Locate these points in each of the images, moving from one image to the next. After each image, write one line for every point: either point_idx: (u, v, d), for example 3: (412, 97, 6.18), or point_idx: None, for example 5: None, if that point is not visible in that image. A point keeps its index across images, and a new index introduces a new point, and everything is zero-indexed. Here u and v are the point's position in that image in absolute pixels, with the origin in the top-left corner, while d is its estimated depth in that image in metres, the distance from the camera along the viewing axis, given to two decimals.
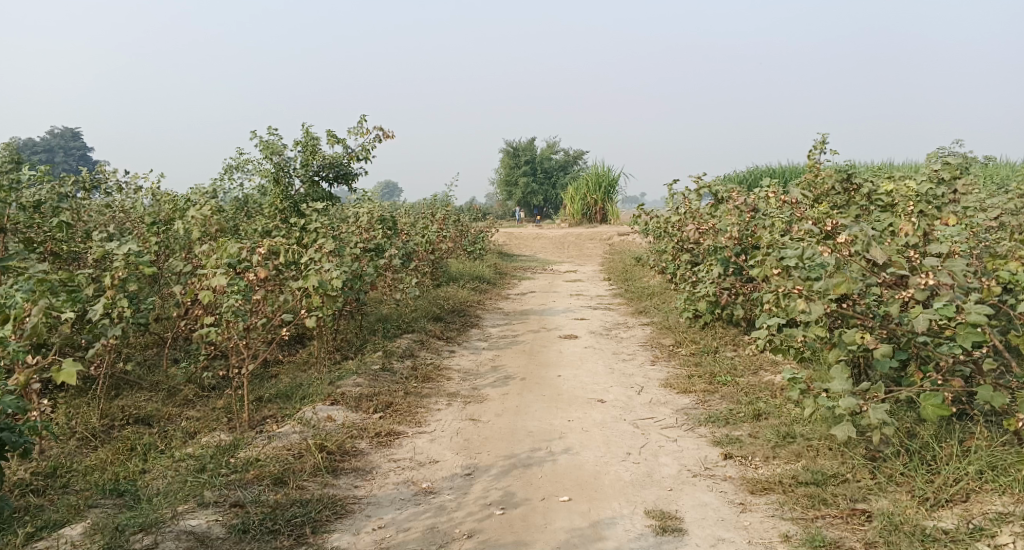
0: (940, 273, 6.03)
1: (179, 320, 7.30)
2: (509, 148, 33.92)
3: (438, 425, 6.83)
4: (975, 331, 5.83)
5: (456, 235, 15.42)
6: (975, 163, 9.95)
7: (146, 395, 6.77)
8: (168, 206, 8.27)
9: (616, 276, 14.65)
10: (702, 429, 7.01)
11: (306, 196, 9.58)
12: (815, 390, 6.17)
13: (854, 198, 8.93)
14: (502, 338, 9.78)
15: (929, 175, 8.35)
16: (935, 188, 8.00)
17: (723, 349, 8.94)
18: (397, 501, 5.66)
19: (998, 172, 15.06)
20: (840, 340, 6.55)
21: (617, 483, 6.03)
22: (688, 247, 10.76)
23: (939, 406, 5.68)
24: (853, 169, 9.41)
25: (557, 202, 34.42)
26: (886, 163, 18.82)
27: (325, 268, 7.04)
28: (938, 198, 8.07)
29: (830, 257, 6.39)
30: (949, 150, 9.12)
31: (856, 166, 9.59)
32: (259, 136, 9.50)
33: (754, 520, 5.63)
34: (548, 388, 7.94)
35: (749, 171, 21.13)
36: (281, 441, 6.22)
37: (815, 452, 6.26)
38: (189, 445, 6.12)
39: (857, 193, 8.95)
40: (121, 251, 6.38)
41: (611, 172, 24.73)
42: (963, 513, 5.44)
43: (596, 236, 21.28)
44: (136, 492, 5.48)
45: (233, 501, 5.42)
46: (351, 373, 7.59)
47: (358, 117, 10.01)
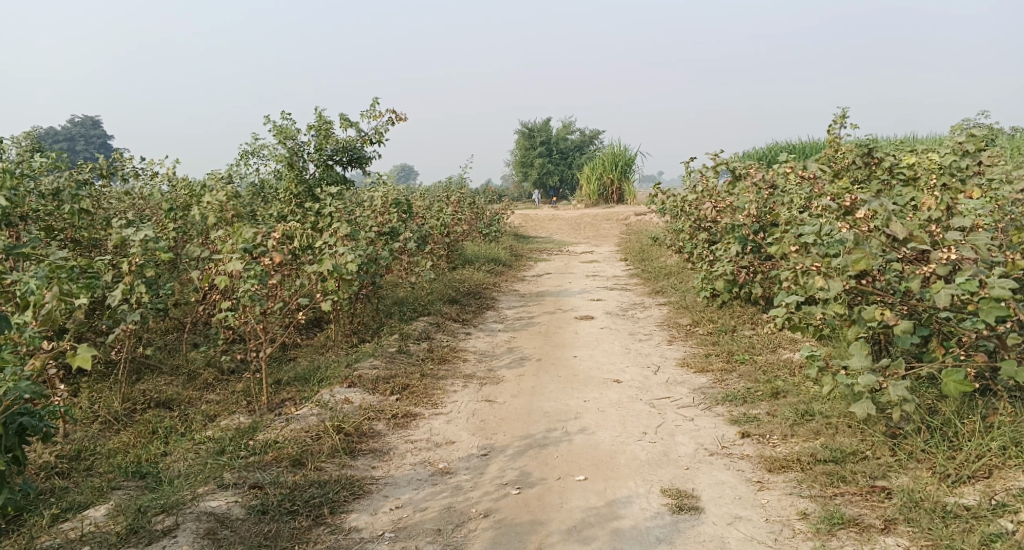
0: (962, 247, 6.00)
1: (198, 305, 7.36)
2: (524, 129, 33.84)
3: (455, 406, 6.87)
4: (999, 306, 5.80)
5: (472, 218, 15.44)
6: (1000, 135, 9.85)
7: (167, 379, 6.85)
8: (185, 192, 8.32)
9: (632, 256, 14.63)
10: (719, 408, 7.02)
11: (320, 180, 9.62)
12: (834, 367, 6.16)
13: (875, 171, 8.91)
14: (518, 320, 9.81)
15: (954, 147, 8.33)
16: (959, 160, 7.94)
17: (740, 327, 8.93)
18: (414, 481, 5.71)
19: (1023, 144, 14.87)
20: (859, 317, 6.53)
21: (633, 462, 6.06)
22: (705, 225, 10.73)
23: (961, 383, 5.66)
24: (875, 143, 9.38)
25: (574, 183, 34.35)
26: (906, 137, 18.62)
27: (341, 252, 7.08)
28: (962, 171, 8.03)
29: (849, 233, 6.35)
30: (974, 122, 9.06)
31: (877, 140, 9.55)
32: (272, 121, 9.53)
33: (771, 499, 5.64)
34: (564, 369, 7.96)
35: (768, 148, 20.99)
36: (299, 423, 6.27)
37: (834, 430, 6.25)
38: (209, 428, 6.19)
39: (878, 167, 8.92)
40: (138, 237, 6.42)
41: (628, 152, 24.64)
42: (985, 489, 5.43)
43: (613, 216, 21.24)
44: (157, 474, 5.56)
45: (252, 483, 5.48)
46: (368, 355, 7.65)
47: (372, 100, 10.02)
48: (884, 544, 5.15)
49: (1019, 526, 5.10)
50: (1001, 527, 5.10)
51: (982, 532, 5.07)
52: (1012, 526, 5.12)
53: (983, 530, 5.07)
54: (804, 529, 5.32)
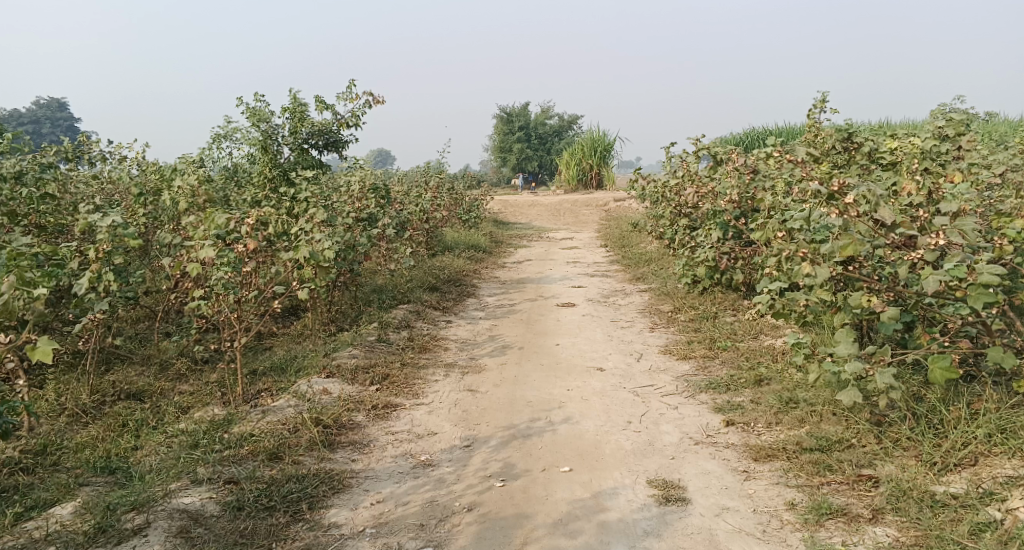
0: (951, 232, 5.91)
1: (171, 293, 7.17)
2: (503, 114, 33.64)
3: (436, 396, 6.72)
4: (987, 292, 5.71)
5: (450, 204, 15.27)
6: (978, 119, 9.81)
7: (138, 370, 6.67)
8: (156, 176, 8.09)
9: (612, 242, 14.53)
10: (703, 396, 6.92)
11: (295, 164, 9.41)
12: (819, 354, 6.07)
13: (854, 156, 8.81)
14: (499, 307, 9.67)
15: (934, 132, 8.28)
16: (940, 144, 7.87)
17: (722, 314, 8.85)
18: (395, 474, 5.57)
19: (996, 128, 14.90)
20: (845, 303, 6.45)
21: (618, 452, 5.95)
22: (685, 211, 10.65)
23: (948, 369, 5.58)
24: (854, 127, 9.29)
25: (552, 168, 34.20)
26: (884, 122, 18.66)
27: (317, 238, 6.90)
28: (943, 155, 7.97)
29: (837, 218, 6.25)
30: (952, 106, 9.00)
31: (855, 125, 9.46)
32: (245, 103, 9.30)
33: (759, 489, 5.55)
34: (546, 357, 7.84)
35: (745, 133, 20.95)
36: (275, 416, 6.11)
37: (819, 417, 6.17)
38: (182, 420, 6.01)
39: (858, 152, 8.81)
40: (106, 223, 6.20)
41: (607, 137, 24.52)
42: (973, 477, 5.36)
43: (592, 202, 21.13)
44: (127, 469, 5.39)
45: (227, 478, 5.32)
46: (347, 344, 7.49)
47: (348, 83, 9.82)
48: (873, 534, 5.07)
49: (1009, 515, 5.04)
50: (990, 515, 5.03)
51: (971, 521, 5.00)
52: (1002, 515, 5.06)
53: (972, 519, 5.00)
54: (793, 520, 5.24)
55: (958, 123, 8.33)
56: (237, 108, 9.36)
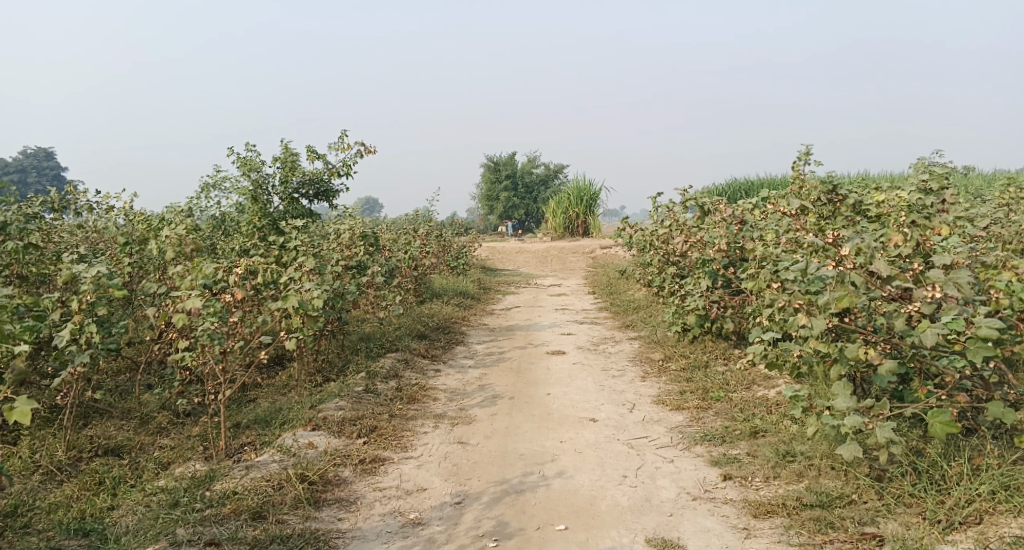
0: (947, 285, 5.82)
1: (153, 344, 6.98)
2: (489, 162, 33.76)
3: (426, 449, 6.53)
4: (986, 346, 5.61)
5: (438, 251, 15.15)
6: (958, 172, 9.85)
7: (117, 424, 6.45)
8: (142, 225, 7.94)
9: (600, 289, 14.42)
10: (698, 448, 6.75)
11: (285, 213, 9.29)
12: (818, 408, 5.92)
13: (839, 209, 8.41)
14: (488, 355, 9.50)
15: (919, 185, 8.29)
16: (926, 197, 7.75)
17: (714, 363, 8.71)
18: (384, 534, 5.36)
19: (976, 180, 15.00)
20: (841, 354, 6.33)
21: (614, 509, 5.76)
22: (674, 259, 10.56)
23: (949, 424, 5.44)
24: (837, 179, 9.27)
25: (539, 216, 34.24)
26: (865, 174, 18.78)
27: (306, 288, 6.77)
28: (928, 209, 7.76)
29: (832, 269, 6.15)
30: (932, 163, 9.04)
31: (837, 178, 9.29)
32: (235, 152, 9.18)
33: (760, 547, 5.37)
34: (537, 407, 7.66)
35: (729, 183, 21.04)
36: (259, 471, 5.89)
37: (817, 471, 6.01)
38: (162, 477, 5.80)
39: (842, 204, 8.37)
40: (90, 272, 6.04)
41: (593, 185, 24.56)
42: (979, 537, 5.20)
43: (579, 249, 21.07)
44: (103, 531, 5.16)
45: (208, 540, 5.11)
46: (333, 396, 7.29)
47: (339, 132, 9.73)
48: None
49: None
50: None
51: None
52: None
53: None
54: None
55: (942, 175, 8.30)
56: (226, 156, 9.25)
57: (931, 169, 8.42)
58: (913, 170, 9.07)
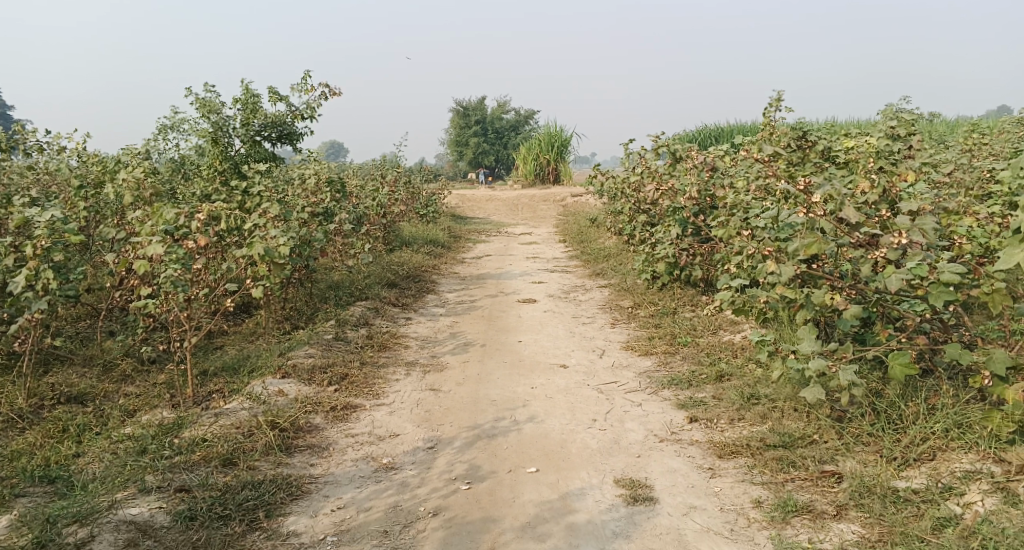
0: (912, 231, 5.81)
1: (115, 290, 6.87)
2: (459, 108, 33.44)
3: (397, 396, 6.52)
4: (947, 290, 5.64)
5: (408, 198, 15.02)
6: (925, 119, 9.89)
7: (80, 372, 6.37)
8: (97, 167, 7.75)
9: (571, 237, 14.41)
10: (666, 392, 6.79)
11: (247, 156, 9.13)
12: (783, 351, 5.96)
13: (808, 155, 8.41)
14: (459, 303, 9.47)
15: (886, 132, 8.27)
16: (893, 143, 7.82)
17: (682, 309, 8.75)
18: (356, 479, 5.36)
19: (941, 128, 15.10)
20: (808, 300, 6.34)
21: (584, 451, 5.79)
22: (644, 207, 10.54)
23: (907, 365, 5.49)
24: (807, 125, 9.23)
25: (509, 163, 34.04)
26: (833, 122, 18.84)
27: (271, 234, 6.66)
28: (895, 154, 7.90)
29: (802, 216, 6.12)
30: (900, 109, 9.06)
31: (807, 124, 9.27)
32: (194, 93, 8.97)
33: (724, 486, 5.44)
34: (508, 354, 7.66)
35: (698, 131, 21.01)
36: (228, 419, 5.85)
37: (780, 413, 6.08)
38: (128, 425, 5.74)
39: (812, 149, 8.42)
40: (45, 217, 5.96)
41: (564, 132, 24.41)
42: (932, 472, 5.30)
43: (550, 197, 21.01)
44: (68, 479, 5.11)
45: (178, 486, 5.07)
46: (303, 343, 7.23)
47: (303, 73, 9.51)
48: (838, 531, 4.98)
49: (967, 510, 4.98)
50: (950, 510, 4.97)
51: (933, 516, 4.94)
52: (960, 509, 5.00)
53: (934, 514, 4.94)
54: (759, 518, 5.13)
55: (909, 122, 8.28)
56: (185, 97, 9.03)
57: (898, 117, 8.42)
58: (880, 116, 9.08)
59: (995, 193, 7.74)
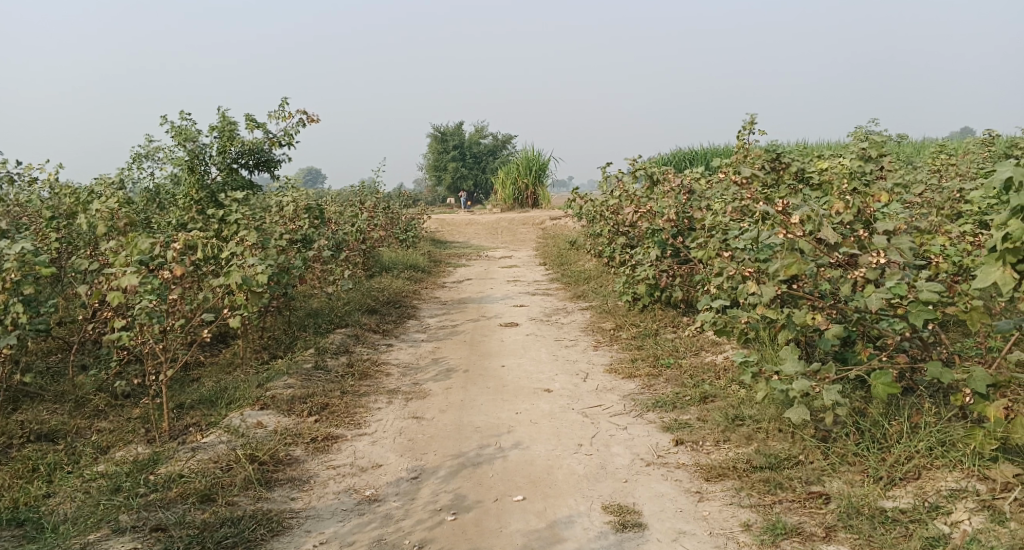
0: (890, 251, 5.75)
1: (87, 323, 6.71)
2: (436, 133, 33.47)
3: (379, 425, 6.38)
4: (926, 310, 5.57)
5: (387, 224, 14.91)
6: (896, 140, 9.92)
7: (51, 408, 6.20)
8: (70, 199, 7.61)
9: (551, 260, 14.33)
10: (651, 415, 6.70)
11: (224, 184, 8.98)
12: (767, 372, 5.87)
13: (782, 177, 8.30)
14: (440, 329, 9.34)
15: (858, 153, 8.26)
16: (865, 164, 7.80)
17: (664, 331, 8.68)
18: (338, 512, 5.21)
19: (912, 149, 15.22)
20: (789, 320, 6.24)
21: (570, 477, 5.68)
22: (624, 229, 10.47)
23: (890, 385, 5.41)
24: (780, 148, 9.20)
25: (487, 188, 34.02)
26: (806, 143, 18.94)
27: (249, 263, 6.52)
28: (868, 175, 7.89)
29: (780, 237, 6.03)
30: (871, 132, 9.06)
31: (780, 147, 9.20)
32: (169, 121, 8.84)
33: (713, 510, 5.34)
34: (491, 379, 7.55)
35: (674, 154, 21.07)
36: (206, 453, 5.69)
37: (766, 434, 6.00)
38: (100, 462, 5.57)
39: (785, 171, 8.19)
40: (14, 249, 5.81)
41: (541, 156, 24.40)
42: (917, 491, 5.22)
43: (529, 221, 20.97)
44: (38, 520, 4.94)
45: (153, 525, 4.91)
46: (281, 374, 7.09)
47: (280, 100, 9.40)
48: None
49: (955, 530, 4.91)
50: (938, 530, 4.90)
51: (921, 536, 4.86)
52: (948, 529, 4.93)
53: (922, 534, 4.86)
54: (749, 542, 5.03)
55: (881, 142, 8.28)
56: (160, 125, 8.90)
57: (869, 138, 8.42)
58: (852, 137, 9.10)
59: (966, 211, 7.75)
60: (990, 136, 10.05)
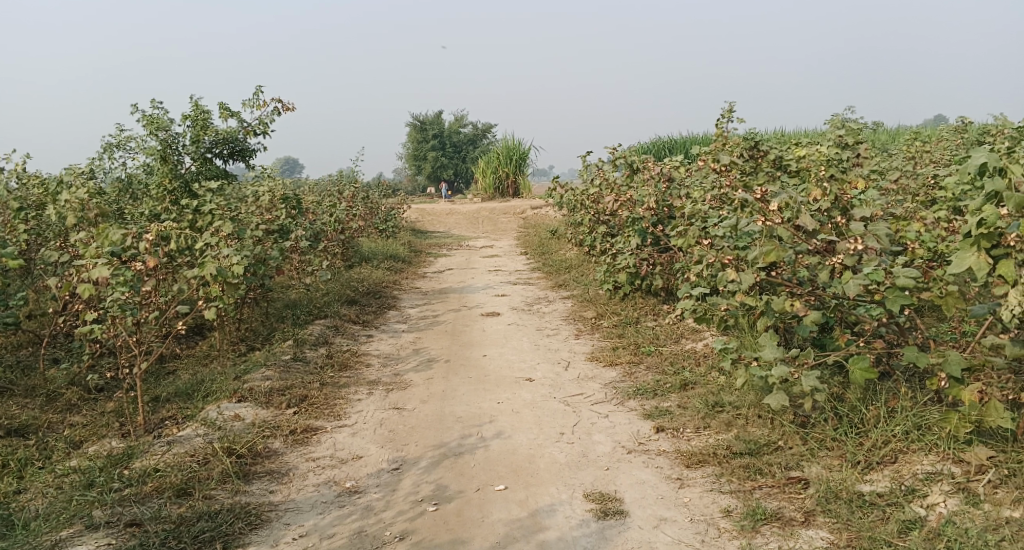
0: (867, 237, 5.74)
1: (60, 316, 6.62)
2: (416, 123, 33.33)
3: (359, 417, 6.34)
4: (903, 295, 5.57)
5: (366, 214, 14.83)
6: (873, 127, 9.94)
7: (23, 403, 6.12)
8: (40, 190, 7.50)
9: (532, 249, 14.31)
10: (632, 403, 6.69)
11: (198, 174, 8.88)
12: (746, 359, 5.87)
13: (761, 165, 8.27)
14: (421, 319, 9.30)
15: (836, 140, 8.26)
16: (843, 151, 7.78)
17: (644, 319, 8.67)
18: (318, 505, 5.17)
19: (890, 136, 15.28)
20: (767, 307, 6.24)
21: (552, 466, 5.66)
22: (604, 218, 10.45)
23: (868, 370, 5.41)
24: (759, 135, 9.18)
25: (468, 178, 33.93)
26: (784, 131, 18.98)
27: (224, 254, 6.45)
28: (845, 162, 7.88)
29: (759, 224, 6.01)
30: (849, 118, 9.06)
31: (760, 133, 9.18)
32: (141, 110, 8.72)
33: (694, 496, 5.34)
34: (472, 369, 7.51)
35: (653, 142, 21.06)
36: (182, 447, 5.63)
37: (745, 420, 6.00)
38: (73, 457, 5.50)
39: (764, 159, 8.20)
40: None
41: (522, 145, 24.35)
42: (894, 475, 5.24)
43: (509, 210, 20.93)
44: (9, 517, 4.87)
45: (129, 520, 4.85)
46: (260, 366, 7.03)
47: (254, 88, 9.29)
48: (808, 538, 4.89)
49: (932, 512, 4.93)
50: (916, 514, 4.91)
51: (898, 520, 4.88)
52: (925, 512, 4.94)
53: (899, 517, 4.88)
54: (730, 528, 5.03)
55: (857, 130, 8.29)
56: (131, 114, 8.77)
57: (847, 125, 8.42)
58: (827, 125, 9.11)
59: (940, 198, 7.76)
60: (962, 124, 10.11)
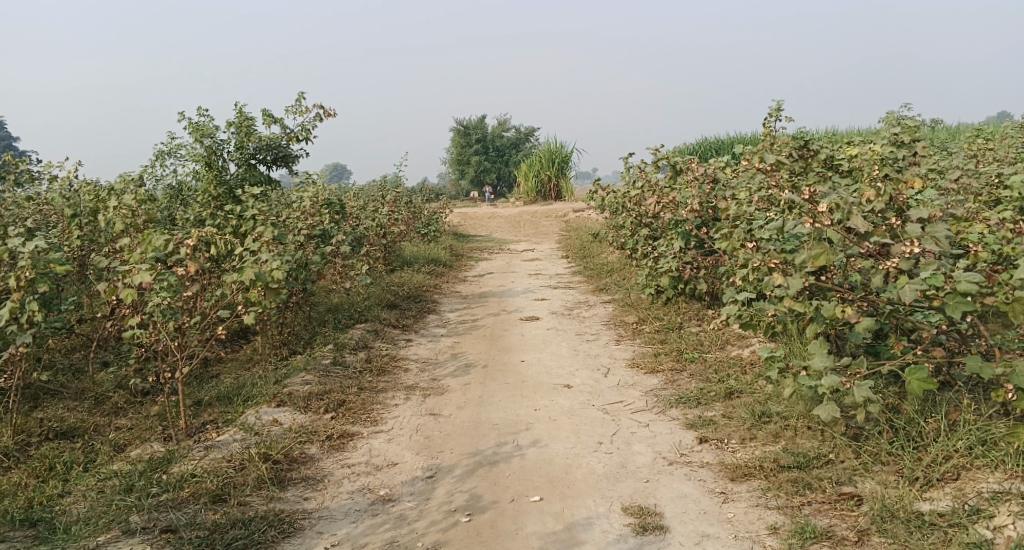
0: (924, 240, 5.57)
1: (106, 320, 6.72)
2: (459, 126, 33.41)
3: (396, 422, 6.33)
4: (965, 301, 5.41)
5: (409, 218, 14.86)
6: (929, 124, 9.66)
7: (70, 406, 6.23)
8: (90, 197, 7.62)
9: (574, 253, 14.23)
10: (674, 411, 6.60)
11: (242, 179, 8.97)
12: (795, 368, 5.74)
13: (811, 164, 8.06)
14: (460, 323, 9.28)
15: (890, 138, 8.00)
16: (898, 150, 7.54)
17: (687, 324, 8.56)
18: (352, 513, 5.17)
19: (943, 135, 14.89)
20: (818, 313, 6.09)
21: (590, 477, 5.60)
22: (646, 221, 10.34)
23: (926, 381, 5.26)
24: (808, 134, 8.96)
25: (511, 180, 33.89)
26: (833, 130, 18.60)
27: (265, 259, 6.49)
28: (900, 161, 7.63)
29: (808, 227, 5.86)
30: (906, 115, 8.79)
31: (809, 133, 8.96)
32: (187, 117, 8.83)
33: (738, 512, 5.24)
34: (510, 375, 7.47)
35: (698, 143, 20.82)
36: (219, 452, 5.66)
37: (793, 432, 5.89)
38: (116, 460, 5.57)
39: (813, 159, 8.00)
40: (29, 246, 5.78)
41: (564, 148, 24.25)
42: (957, 493, 5.08)
43: (552, 213, 20.84)
44: (50, 521, 4.94)
45: (164, 526, 4.89)
46: (300, 370, 7.06)
47: (296, 94, 9.34)
48: None
49: (998, 535, 4.76)
50: (979, 535, 4.75)
51: (961, 542, 4.73)
52: (990, 534, 4.78)
53: (962, 540, 4.73)
54: (776, 547, 4.93)
55: (912, 129, 8.05)
56: (178, 122, 8.88)
57: (902, 123, 8.16)
58: (882, 123, 8.89)
59: (1004, 198, 7.52)
60: None
